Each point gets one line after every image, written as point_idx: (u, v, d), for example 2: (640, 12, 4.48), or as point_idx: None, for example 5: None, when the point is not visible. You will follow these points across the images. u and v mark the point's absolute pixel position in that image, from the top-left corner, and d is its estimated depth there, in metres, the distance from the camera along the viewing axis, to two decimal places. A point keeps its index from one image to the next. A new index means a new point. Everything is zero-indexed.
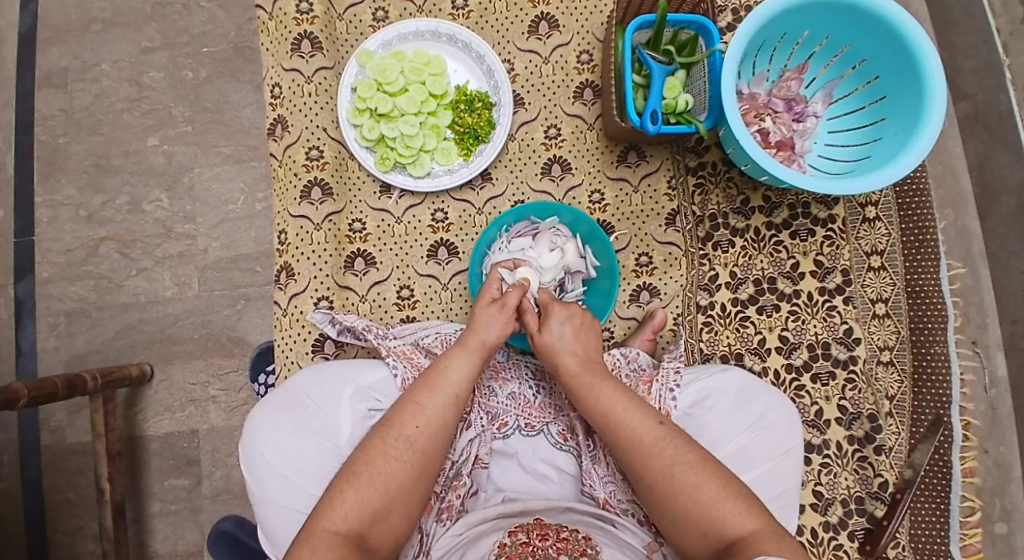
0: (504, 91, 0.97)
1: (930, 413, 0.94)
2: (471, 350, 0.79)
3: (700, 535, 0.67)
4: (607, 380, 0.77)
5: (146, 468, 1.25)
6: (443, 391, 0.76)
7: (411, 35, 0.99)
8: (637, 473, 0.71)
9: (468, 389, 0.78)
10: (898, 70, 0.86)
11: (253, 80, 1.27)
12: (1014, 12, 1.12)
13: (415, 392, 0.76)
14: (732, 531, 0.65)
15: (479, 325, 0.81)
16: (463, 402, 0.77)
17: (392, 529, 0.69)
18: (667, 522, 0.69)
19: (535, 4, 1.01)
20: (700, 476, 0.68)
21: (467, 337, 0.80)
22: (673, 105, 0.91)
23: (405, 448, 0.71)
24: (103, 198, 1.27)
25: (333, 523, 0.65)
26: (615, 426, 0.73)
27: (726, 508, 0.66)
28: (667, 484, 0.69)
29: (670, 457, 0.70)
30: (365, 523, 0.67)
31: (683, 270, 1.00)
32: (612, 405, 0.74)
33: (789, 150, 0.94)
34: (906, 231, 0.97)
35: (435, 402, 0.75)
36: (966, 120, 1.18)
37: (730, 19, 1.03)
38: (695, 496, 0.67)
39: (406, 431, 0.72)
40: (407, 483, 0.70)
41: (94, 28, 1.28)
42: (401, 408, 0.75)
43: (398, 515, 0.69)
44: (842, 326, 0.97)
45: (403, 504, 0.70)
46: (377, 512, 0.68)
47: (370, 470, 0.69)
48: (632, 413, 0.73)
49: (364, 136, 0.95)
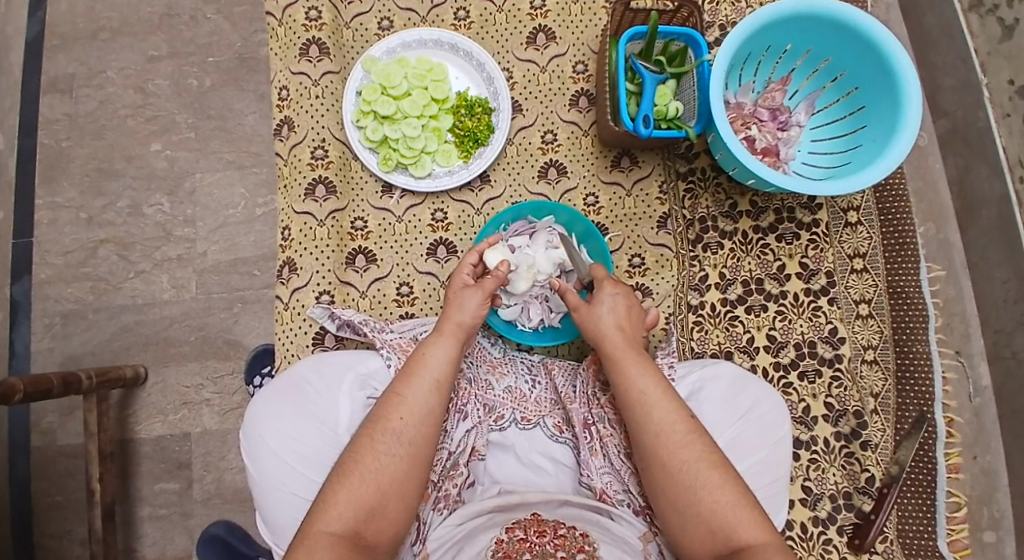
0: (503, 97, 1.01)
1: (914, 411, 0.98)
2: (449, 335, 0.80)
3: (707, 533, 0.68)
4: (636, 359, 0.79)
5: (136, 471, 1.24)
6: (423, 381, 0.76)
7: (415, 43, 1.03)
8: (659, 460, 0.73)
9: (450, 376, 0.79)
10: (874, 81, 0.92)
11: (257, 90, 1.30)
12: (992, 32, 1.15)
13: (398, 384, 0.77)
14: (741, 538, 0.65)
15: (457, 310, 0.82)
16: (445, 389, 0.77)
17: (390, 522, 0.69)
18: (673, 511, 0.71)
19: (533, 16, 1.06)
20: (723, 477, 0.69)
21: (442, 323, 0.81)
22: (664, 111, 0.96)
23: (394, 442, 0.71)
24: (104, 202, 1.29)
25: (328, 524, 0.65)
26: (649, 407, 0.75)
27: (742, 515, 0.66)
28: (689, 475, 0.70)
29: (699, 451, 0.71)
30: (361, 521, 0.67)
31: (674, 271, 1.04)
32: (647, 388, 0.76)
33: (774, 156, 0.99)
34: (886, 235, 1.03)
35: (416, 391, 0.76)
36: (946, 137, 1.23)
37: (717, 35, 1.08)
38: (715, 495, 0.68)
39: (392, 425, 0.72)
40: (399, 475, 0.70)
41: (101, 36, 1.32)
42: (384, 403, 0.75)
43: (394, 508, 0.69)
44: (828, 325, 1.00)
45: (399, 497, 0.70)
46: (373, 508, 0.68)
47: (361, 468, 0.69)
48: (666, 401, 0.75)
49: (367, 137, 0.99)
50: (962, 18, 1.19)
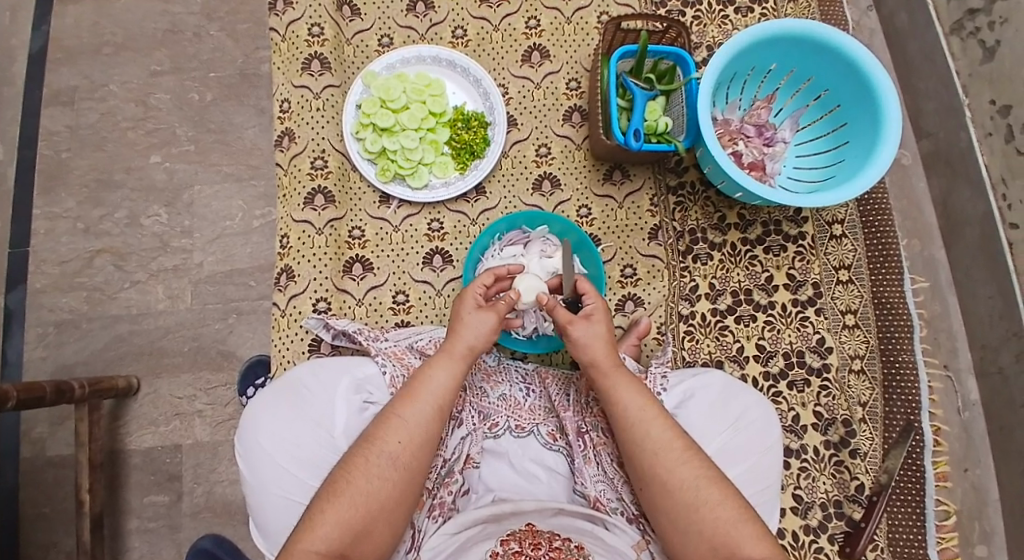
0: (499, 111, 1.05)
1: (901, 418, 1.01)
2: (457, 359, 0.81)
3: (708, 550, 0.68)
4: (632, 380, 0.81)
5: (125, 482, 1.23)
6: (424, 405, 0.77)
7: (413, 59, 1.07)
8: (659, 478, 0.73)
9: (450, 400, 0.80)
10: (856, 100, 0.96)
11: (257, 105, 1.33)
12: (973, 54, 1.18)
13: (398, 404, 0.77)
14: (743, 553, 0.66)
15: (467, 334, 0.83)
16: (444, 413, 0.78)
17: (376, 545, 0.70)
18: (674, 529, 0.71)
19: (528, 35, 1.10)
20: (724, 492, 0.70)
21: (453, 345, 0.82)
22: (654, 126, 0.98)
23: (387, 465, 0.72)
24: (102, 212, 1.30)
25: (314, 544, 0.65)
26: (650, 425, 0.76)
27: (744, 531, 0.67)
28: (689, 494, 0.71)
29: (697, 470, 0.72)
30: (348, 542, 0.67)
31: (665, 281, 1.06)
32: (643, 409, 0.78)
33: (761, 171, 1.01)
34: (870, 247, 1.06)
35: (416, 414, 0.76)
36: (930, 158, 1.28)
37: (704, 55, 1.12)
38: (716, 511, 0.69)
39: (388, 448, 0.73)
40: (389, 498, 0.71)
41: (105, 50, 1.35)
42: (383, 423, 0.75)
43: (381, 532, 0.70)
44: (815, 335, 1.02)
45: (386, 521, 0.71)
46: (361, 530, 0.68)
47: (353, 488, 0.69)
48: (661, 423, 0.76)
49: (367, 148, 1.01)
50: (944, 42, 1.23)
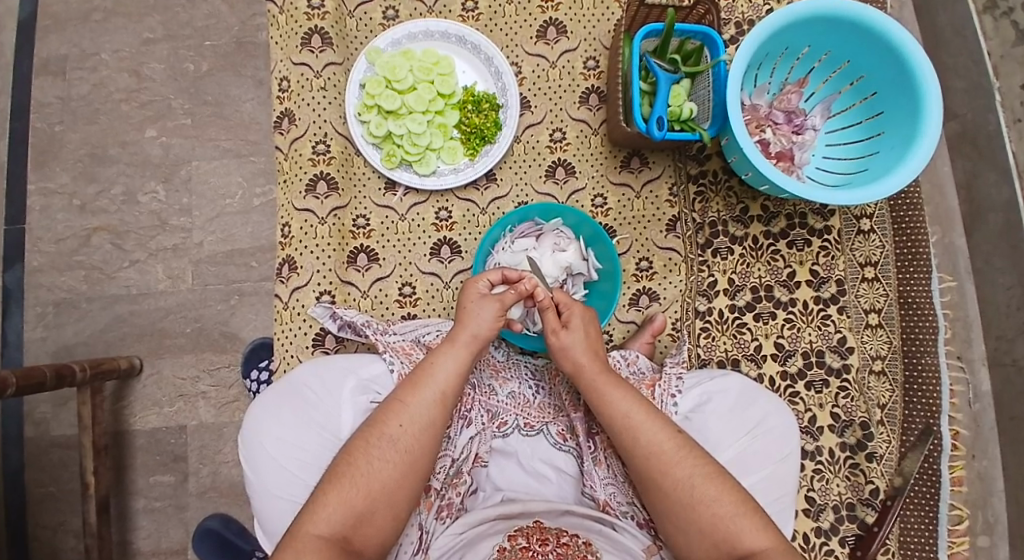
0: (512, 93, 0.99)
1: (920, 422, 0.97)
2: (460, 345, 0.77)
3: (712, 547, 0.67)
4: (617, 383, 0.76)
5: (131, 463, 1.22)
6: (427, 390, 0.74)
7: (421, 34, 1.00)
8: (655, 481, 0.71)
9: (456, 387, 0.76)
10: (893, 87, 0.89)
11: (256, 75, 1.26)
12: (1005, 35, 1.11)
13: (402, 390, 0.74)
14: (746, 545, 0.65)
15: (469, 319, 0.79)
16: (450, 400, 0.75)
17: (378, 529, 0.67)
18: (676, 529, 0.70)
19: (544, 9, 1.04)
20: (720, 488, 0.68)
21: (457, 332, 0.78)
22: (677, 112, 0.92)
23: (389, 448, 0.70)
24: (97, 188, 1.26)
25: (316, 526, 0.64)
26: (634, 431, 0.73)
27: (744, 523, 0.66)
28: (685, 494, 0.69)
29: (691, 468, 0.70)
30: (350, 526, 0.65)
31: (682, 276, 1.02)
32: (632, 409, 0.74)
33: (789, 161, 0.96)
34: (899, 243, 1.01)
35: (420, 399, 0.73)
36: (955, 140, 1.17)
37: (732, 32, 1.06)
38: (713, 508, 0.67)
39: (389, 431, 0.71)
40: (391, 482, 0.68)
41: (95, 16, 1.27)
42: (385, 408, 0.73)
43: (384, 516, 0.68)
44: (836, 334, 0.99)
45: (389, 505, 0.68)
46: (362, 514, 0.66)
47: (353, 471, 0.68)
48: (650, 423, 0.73)
49: (371, 133, 0.96)
50: (975, 19, 1.14)
